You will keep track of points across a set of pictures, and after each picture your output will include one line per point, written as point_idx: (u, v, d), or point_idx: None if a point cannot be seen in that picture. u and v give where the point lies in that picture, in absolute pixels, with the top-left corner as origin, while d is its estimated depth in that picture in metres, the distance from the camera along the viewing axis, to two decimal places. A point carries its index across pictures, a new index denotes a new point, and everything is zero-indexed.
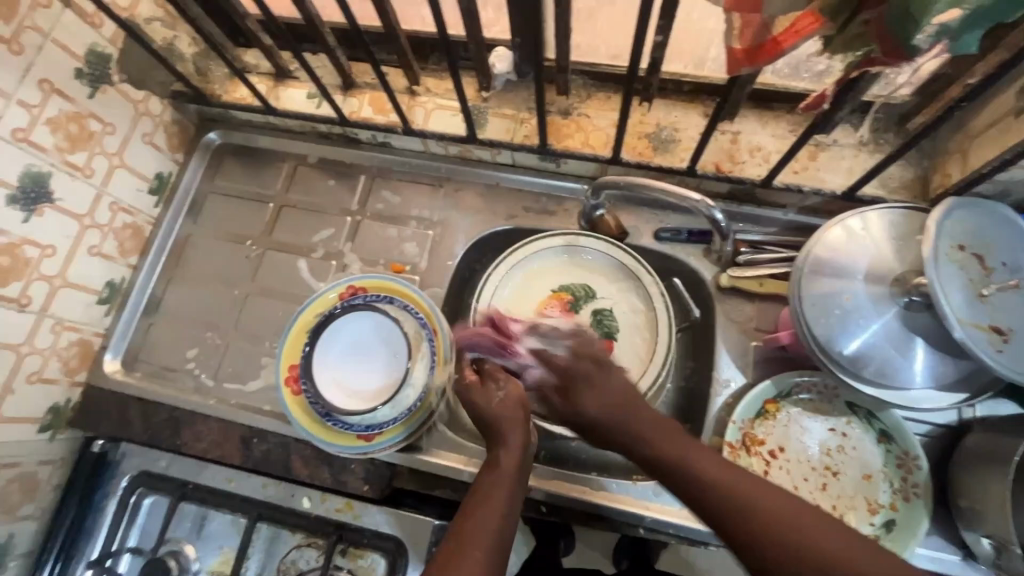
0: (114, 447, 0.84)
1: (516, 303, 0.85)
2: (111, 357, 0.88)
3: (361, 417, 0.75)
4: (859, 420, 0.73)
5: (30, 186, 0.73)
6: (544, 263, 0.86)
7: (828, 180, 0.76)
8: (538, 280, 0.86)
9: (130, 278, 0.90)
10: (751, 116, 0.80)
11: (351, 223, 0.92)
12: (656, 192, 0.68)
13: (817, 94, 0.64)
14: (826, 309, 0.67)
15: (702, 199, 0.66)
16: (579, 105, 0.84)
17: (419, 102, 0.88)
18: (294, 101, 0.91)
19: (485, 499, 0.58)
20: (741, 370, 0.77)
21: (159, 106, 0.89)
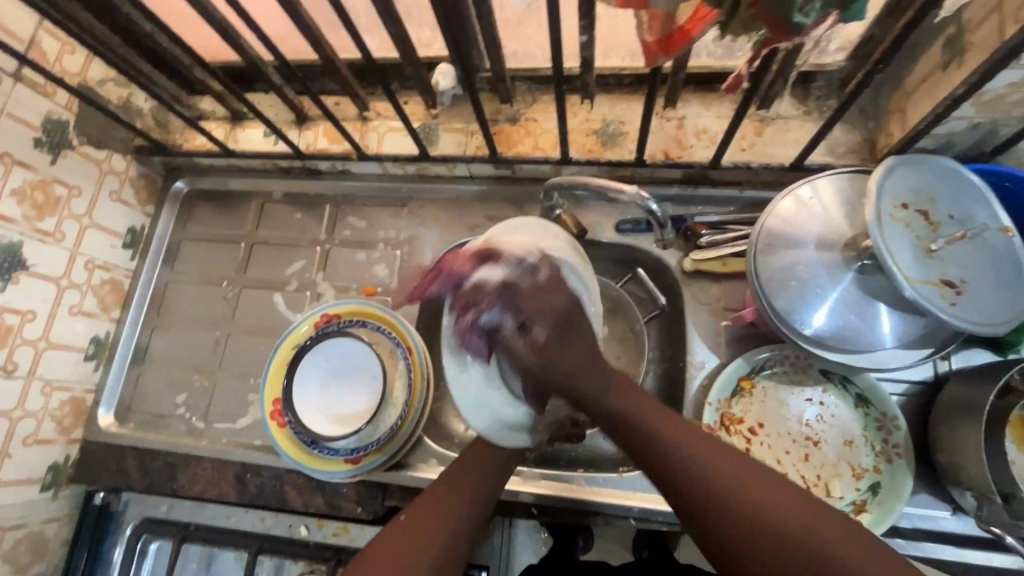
0: (116, 497, 0.87)
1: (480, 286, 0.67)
2: (104, 411, 0.90)
3: (346, 442, 0.76)
4: (835, 387, 0.73)
5: (3, 257, 0.75)
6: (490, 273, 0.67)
7: (777, 154, 0.77)
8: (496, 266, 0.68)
9: (115, 332, 0.93)
10: (694, 99, 0.81)
11: (321, 253, 0.94)
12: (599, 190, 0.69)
13: (735, 75, 0.62)
14: (783, 282, 0.67)
15: (636, 191, 0.67)
16: (526, 110, 0.85)
17: (371, 127, 0.90)
18: (252, 140, 0.94)
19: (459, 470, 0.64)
20: (714, 351, 0.78)
21: (123, 162, 0.92)
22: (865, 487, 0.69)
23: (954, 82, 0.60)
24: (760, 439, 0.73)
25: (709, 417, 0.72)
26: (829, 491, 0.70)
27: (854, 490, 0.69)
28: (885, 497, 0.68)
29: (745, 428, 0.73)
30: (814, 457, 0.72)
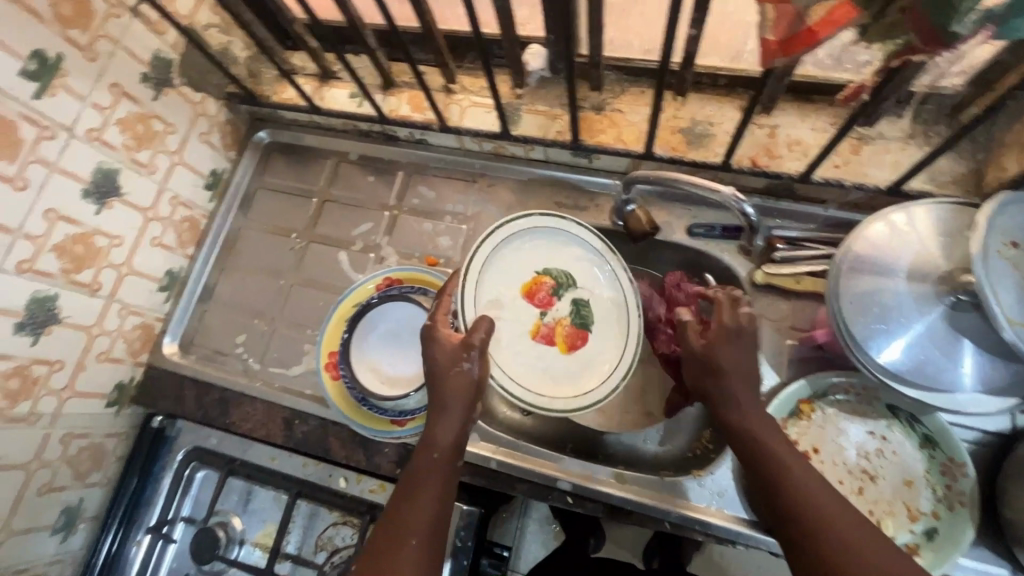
0: (171, 423, 0.91)
1: (503, 274, 0.79)
2: (169, 340, 0.94)
3: (395, 403, 0.79)
4: (900, 424, 0.70)
5: (102, 181, 0.79)
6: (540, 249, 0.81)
7: (873, 175, 0.74)
8: (530, 258, 0.81)
9: (187, 268, 0.97)
10: (790, 109, 0.78)
11: (389, 218, 0.95)
12: (692, 188, 0.66)
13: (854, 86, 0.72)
14: (865, 308, 0.65)
15: (730, 192, 0.66)
16: (613, 100, 0.84)
17: (455, 100, 0.90)
18: (337, 100, 0.96)
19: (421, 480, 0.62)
20: (775, 369, 0.75)
21: (215, 107, 0.96)
22: (919, 530, 0.66)
23: None
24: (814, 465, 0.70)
25: None
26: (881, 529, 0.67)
27: (908, 533, 0.67)
28: (941, 544, 0.65)
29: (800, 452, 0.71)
30: (868, 492, 0.69)
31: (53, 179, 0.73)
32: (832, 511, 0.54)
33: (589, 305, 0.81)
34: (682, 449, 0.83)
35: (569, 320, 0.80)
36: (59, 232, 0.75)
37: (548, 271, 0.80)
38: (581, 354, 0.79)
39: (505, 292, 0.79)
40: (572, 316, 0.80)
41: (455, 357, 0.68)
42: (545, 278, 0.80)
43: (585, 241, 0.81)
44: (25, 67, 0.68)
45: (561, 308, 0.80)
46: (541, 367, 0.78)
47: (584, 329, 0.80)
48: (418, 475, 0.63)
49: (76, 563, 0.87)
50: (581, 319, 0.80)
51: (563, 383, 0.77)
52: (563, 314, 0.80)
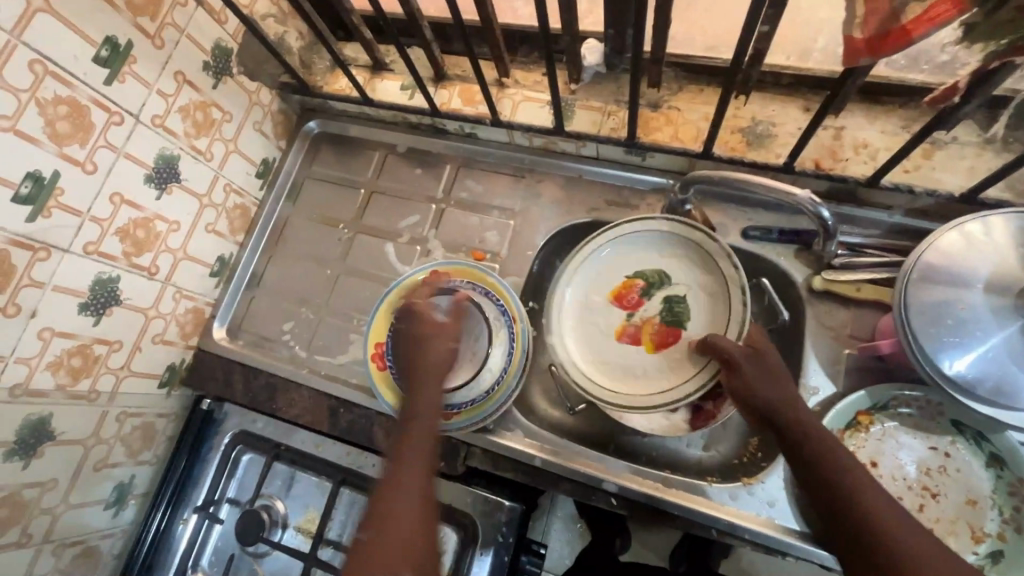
0: (219, 406, 0.94)
1: (601, 278, 0.84)
2: (219, 325, 0.96)
3: (441, 396, 0.79)
4: (965, 441, 0.68)
5: (163, 167, 0.81)
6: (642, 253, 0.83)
7: (945, 181, 0.71)
8: (630, 262, 0.83)
9: (237, 255, 0.99)
10: (858, 110, 0.76)
11: (436, 211, 0.95)
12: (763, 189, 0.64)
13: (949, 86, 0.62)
14: (937, 319, 0.62)
15: (808, 195, 0.63)
16: (670, 97, 0.83)
17: (507, 94, 0.90)
18: (389, 92, 0.96)
19: (411, 444, 0.68)
20: (832, 378, 0.73)
21: (269, 96, 0.97)
22: (984, 552, 0.64)
23: None
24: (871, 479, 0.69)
25: None
26: None
27: (972, 554, 0.64)
28: (1008, 567, 0.63)
29: None
30: (929, 509, 0.67)
31: (119, 164, 0.75)
32: (883, 511, 0.57)
33: (684, 303, 0.79)
34: (728, 455, 0.82)
35: (659, 318, 0.80)
36: (123, 216, 0.77)
37: (638, 273, 0.82)
38: (671, 351, 0.78)
39: (593, 297, 0.84)
40: (667, 315, 0.80)
41: (432, 341, 0.75)
42: (636, 280, 0.82)
43: (687, 247, 0.80)
44: (98, 53, 0.69)
45: (653, 307, 0.81)
46: (617, 362, 0.80)
47: (676, 326, 0.79)
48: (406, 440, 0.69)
49: (126, 538, 0.90)
50: (675, 317, 0.80)
51: (639, 380, 0.78)
52: (654, 313, 0.81)
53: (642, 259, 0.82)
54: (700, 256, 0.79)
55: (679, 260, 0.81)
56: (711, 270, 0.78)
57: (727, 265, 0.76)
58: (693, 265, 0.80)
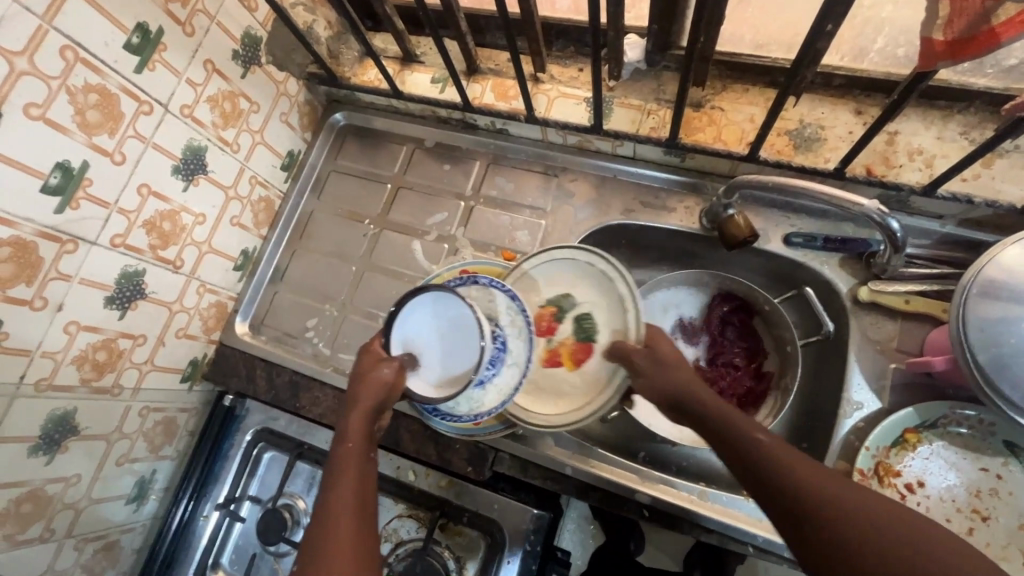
0: (240, 402, 0.92)
1: None
2: (241, 320, 0.95)
3: (471, 408, 0.70)
4: (1019, 463, 0.66)
5: (190, 158, 0.79)
6: (551, 278, 0.75)
7: (1005, 192, 0.68)
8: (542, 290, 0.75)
9: (260, 248, 0.97)
10: (914, 115, 0.72)
11: (464, 208, 0.93)
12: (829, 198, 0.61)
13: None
14: (998, 338, 0.60)
15: (874, 204, 0.61)
16: (713, 97, 0.80)
17: (542, 90, 0.87)
18: (419, 84, 0.93)
19: (341, 474, 0.61)
20: (878, 394, 0.71)
21: (295, 87, 0.95)
22: None
23: None
24: (916, 499, 0.67)
25: (863, 462, 0.67)
26: None
27: None
28: None
29: (901, 483, 0.67)
30: (978, 533, 0.65)
31: (147, 155, 0.73)
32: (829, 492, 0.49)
33: (591, 316, 0.71)
34: None
35: (573, 338, 0.72)
36: (149, 208, 0.75)
37: (547, 299, 0.74)
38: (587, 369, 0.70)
39: None
40: (577, 332, 0.72)
41: (374, 360, 0.65)
42: (546, 308, 0.74)
43: (593, 270, 0.72)
44: (129, 40, 0.67)
45: (565, 330, 0.73)
46: (542, 392, 0.73)
47: (588, 342, 0.70)
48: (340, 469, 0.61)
49: (146, 532, 0.89)
50: (585, 332, 0.71)
51: (564, 403, 0.71)
52: (564, 334, 0.72)
53: (557, 284, 0.74)
54: (595, 274, 0.72)
55: (576, 279, 0.74)
56: (608, 288, 0.71)
57: (620, 283, 0.70)
58: (591, 283, 0.72)
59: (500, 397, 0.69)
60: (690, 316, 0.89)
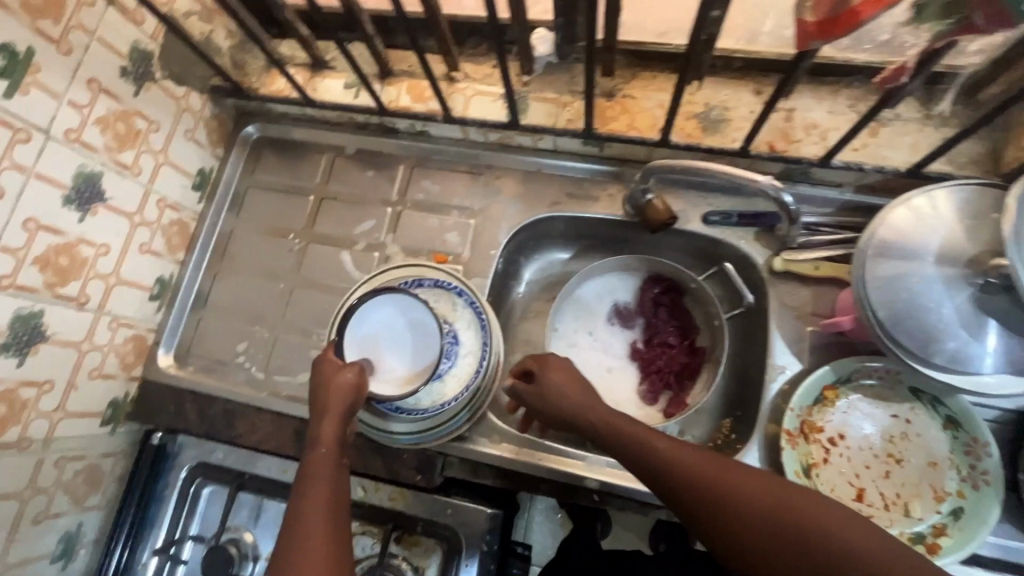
0: (171, 439, 0.86)
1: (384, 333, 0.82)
2: (164, 351, 0.89)
3: (432, 399, 0.76)
4: (924, 407, 0.71)
5: (84, 186, 0.73)
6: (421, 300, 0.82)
7: (891, 158, 0.73)
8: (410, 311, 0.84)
9: (178, 274, 0.92)
10: (807, 92, 0.77)
11: (392, 214, 0.91)
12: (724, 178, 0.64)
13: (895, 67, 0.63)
14: (893, 294, 0.64)
15: (769, 182, 0.64)
16: (624, 86, 0.82)
17: (458, 89, 0.87)
18: (331, 91, 0.91)
19: (311, 481, 0.65)
20: (798, 356, 0.75)
21: (199, 101, 0.90)
22: (945, 510, 0.67)
23: None
24: (839, 450, 0.71)
25: (789, 423, 0.71)
26: (905, 511, 0.68)
27: (934, 513, 0.68)
28: (967, 522, 0.66)
29: (824, 438, 0.72)
30: (895, 475, 0.70)
31: (30, 186, 0.67)
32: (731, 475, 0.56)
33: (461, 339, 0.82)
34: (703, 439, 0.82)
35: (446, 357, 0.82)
36: (40, 243, 0.69)
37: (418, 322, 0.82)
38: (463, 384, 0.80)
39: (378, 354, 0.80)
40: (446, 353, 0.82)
41: (335, 366, 0.71)
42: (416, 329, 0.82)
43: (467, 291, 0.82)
44: None
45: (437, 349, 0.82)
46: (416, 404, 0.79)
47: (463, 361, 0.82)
48: (310, 476, 0.65)
49: None
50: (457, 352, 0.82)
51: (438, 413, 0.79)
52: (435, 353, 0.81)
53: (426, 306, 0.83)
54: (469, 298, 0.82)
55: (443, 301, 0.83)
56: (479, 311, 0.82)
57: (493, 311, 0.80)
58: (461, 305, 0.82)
59: (452, 385, 0.76)
60: (625, 301, 0.90)
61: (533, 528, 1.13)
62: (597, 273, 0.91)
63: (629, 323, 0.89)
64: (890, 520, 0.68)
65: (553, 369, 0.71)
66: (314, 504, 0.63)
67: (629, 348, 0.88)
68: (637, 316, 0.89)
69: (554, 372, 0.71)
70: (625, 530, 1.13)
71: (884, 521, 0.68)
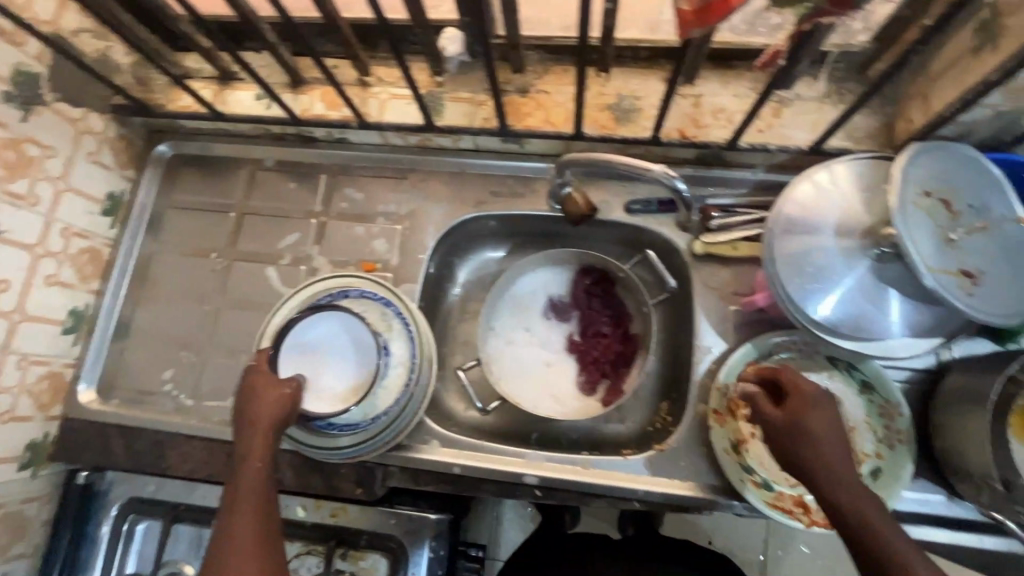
0: (99, 476, 0.83)
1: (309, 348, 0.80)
2: (85, 386, 0.86)
3: (364, 411, 0.73)
4: (841, 373, 0.74)
5: None
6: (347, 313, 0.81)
7: (794, 137, 0.75)
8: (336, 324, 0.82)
9: (94, 304, 0.88)
10: (712, 77, 0.79)
11: (317, 225, 0.89)
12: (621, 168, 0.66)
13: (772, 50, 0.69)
14: (799, 269, 0.66)
15: (662, 170, 0.65)
16: (536, 81, 0.82)
17: (372, 93, 0.85)
18: (242, 103, 0.88)
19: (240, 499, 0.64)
20: (721, 336, 0.77)
21: (101, 122, 0.86)
22: (867, 471, 0.70)
23: (985, 67, 0.59)
24: None
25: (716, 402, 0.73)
26: None
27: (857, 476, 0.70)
28: (885, 481, 0.69)
29: (751, 413, 0.73)
30: None
31: None
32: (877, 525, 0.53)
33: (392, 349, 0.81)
34: (643, 424, 0.84)
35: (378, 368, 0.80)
36: None
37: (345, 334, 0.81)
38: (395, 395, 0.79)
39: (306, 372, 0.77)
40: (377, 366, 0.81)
41: (266, 382, 0.69)
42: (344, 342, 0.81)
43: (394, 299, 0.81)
44: None
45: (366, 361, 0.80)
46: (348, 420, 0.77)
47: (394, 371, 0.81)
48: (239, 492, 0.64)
49: None
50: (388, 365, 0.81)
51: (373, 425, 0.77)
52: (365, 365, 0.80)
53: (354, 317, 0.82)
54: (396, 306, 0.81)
55: None
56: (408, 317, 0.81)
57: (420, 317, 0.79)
58: None
59: (386, 397, 0.74)
60: (559, 294, 0.91)
61: (502, 523, 1.12)
62: (529, 269, 0.91)
63: (565, 316, 0.90)
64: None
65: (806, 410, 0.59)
66: (240, 523, 0.62)
67: (566, 341, 0.89)
68: (571, 309, 0.90)
69: (812, 410, 0.59)
70: (593, 516, 1.14)
71: (812, 488, 0.70)
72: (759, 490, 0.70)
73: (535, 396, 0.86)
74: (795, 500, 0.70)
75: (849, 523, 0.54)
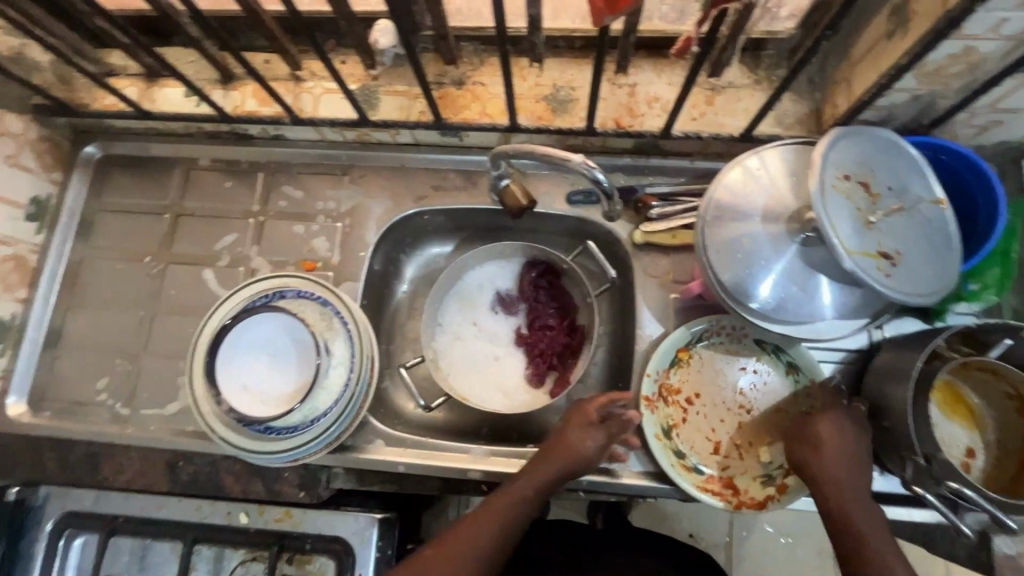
0: (31, 491, 0.78)
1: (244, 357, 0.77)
2: (15, 399, 0.83)
3: (301, 413, 0.71)
4: (768, 356, 0.76)
5: None
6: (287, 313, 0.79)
7: (728, 124, 0.76)
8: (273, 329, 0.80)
9: (23, 314, 0.85)
10: (646, 65, 0.79)
11: (255, 225, 0.87)
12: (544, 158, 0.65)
13: (685, 37, 0.69)
14: (730, 254, 0.67)
15: (581, 160, 0.64)
16: (472, 73, 0.81)
17: (305, 88, 0.83)
18: (171, 100, 0.85)
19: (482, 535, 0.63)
20: (662, 324, 0.78)
21: (20, 124, 0.82)
22: None
23: (897, 52, 0.60)
24: (696, 409, 0.75)
25: (648, 388, 0.74)
26: (757, 458, 0.73)
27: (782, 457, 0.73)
28: None
29: (682, 398, 0.75)
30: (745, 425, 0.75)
31: None
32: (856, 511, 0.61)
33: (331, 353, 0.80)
34: None
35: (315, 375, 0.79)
36: None
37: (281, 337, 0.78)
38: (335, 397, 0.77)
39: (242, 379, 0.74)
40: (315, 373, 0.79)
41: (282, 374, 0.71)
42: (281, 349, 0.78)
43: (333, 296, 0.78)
44: None
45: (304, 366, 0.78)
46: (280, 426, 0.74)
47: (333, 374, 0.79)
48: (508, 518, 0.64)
49: None
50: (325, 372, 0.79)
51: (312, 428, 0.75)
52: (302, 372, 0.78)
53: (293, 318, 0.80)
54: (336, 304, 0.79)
55: None
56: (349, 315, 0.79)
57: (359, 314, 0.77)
58: None
59: (324, 398, 0.72)
60: (506, 288, 0.90)
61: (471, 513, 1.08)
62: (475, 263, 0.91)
63: (512, 310, 0.89)
64: (744, 468, 0.73)
65: (818, 419, 0.66)
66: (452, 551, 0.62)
67: (513, 335, 0.88)
68: (517, 303, 0.90)
69: (828, 423, 0.66)
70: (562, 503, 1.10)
71: (738, 470, 0.73)
72: (689, 474, 0.72)
73: (483, 390, 0.85)
74: (723, 481, 0.72)
75: (830, 510, 0.62)
